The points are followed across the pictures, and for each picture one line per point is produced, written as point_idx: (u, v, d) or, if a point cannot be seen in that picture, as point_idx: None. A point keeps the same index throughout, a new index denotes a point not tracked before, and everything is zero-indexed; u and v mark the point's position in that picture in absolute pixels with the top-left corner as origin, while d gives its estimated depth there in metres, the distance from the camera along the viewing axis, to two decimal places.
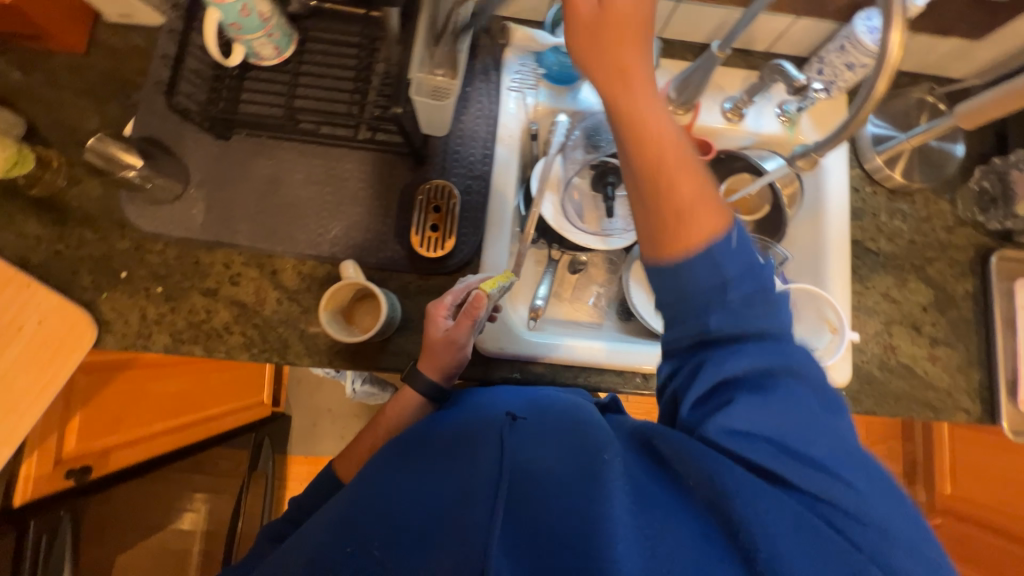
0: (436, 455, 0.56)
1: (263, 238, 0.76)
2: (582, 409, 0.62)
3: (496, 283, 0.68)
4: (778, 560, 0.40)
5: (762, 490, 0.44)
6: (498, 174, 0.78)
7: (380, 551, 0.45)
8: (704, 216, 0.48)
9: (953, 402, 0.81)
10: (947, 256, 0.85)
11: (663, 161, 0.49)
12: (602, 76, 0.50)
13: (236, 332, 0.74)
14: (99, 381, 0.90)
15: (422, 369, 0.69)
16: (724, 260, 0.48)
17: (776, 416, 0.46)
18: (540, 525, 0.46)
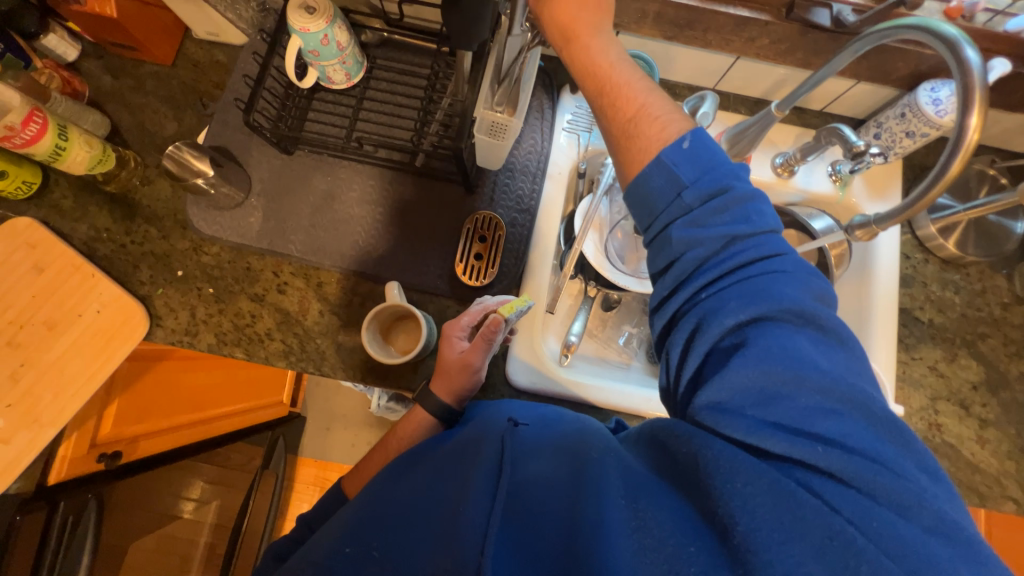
0: (442, 461, 0.57)
1: (314, 251, 0.79)
2: (582, 420, 0.64)
3: (515, 307, 0.67)
4: (755, 535, 0.41)
5: (739, 461, 0.45)
6: (545, 212, 0.81)
7: (379, 551, 0.47)
8: (649, 120, 0.56)
9: (1002, 490, 0.76)
10: (1001, 334, 0.82)
11: (609, 82, 0.58)
12: (552, 33, 0.59)
13: (277, 339, 0.76)
14: (139, 369, 0.94)
15: (434, 390, 0.69)
16: (678, 164, 0.53)
17: (759, 375, 0.46)
18: (534, 525, 0.48)
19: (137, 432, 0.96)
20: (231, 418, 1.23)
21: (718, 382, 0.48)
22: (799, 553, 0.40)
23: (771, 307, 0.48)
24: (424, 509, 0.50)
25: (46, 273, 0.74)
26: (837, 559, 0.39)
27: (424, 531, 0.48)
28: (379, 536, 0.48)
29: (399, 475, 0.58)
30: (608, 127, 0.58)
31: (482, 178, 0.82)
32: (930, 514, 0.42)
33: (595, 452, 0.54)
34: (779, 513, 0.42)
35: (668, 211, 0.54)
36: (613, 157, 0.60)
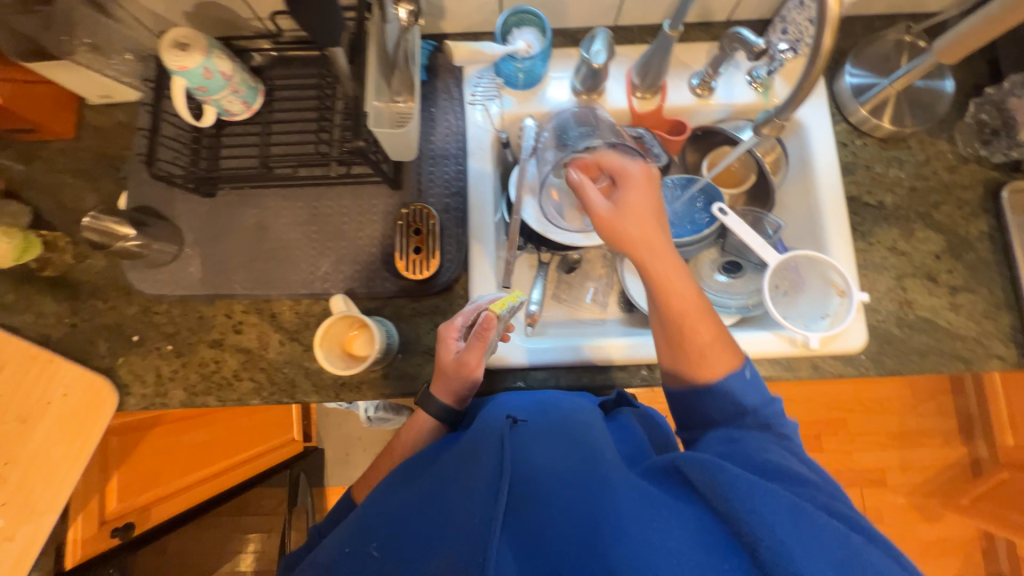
0: (442, 470, 0.57)
1: (259, 284, 0.78)
2: (583, 409, 0.66)
3: (506, 303, 0.67)
4: (778, 551, 0.43)
5: (755, 486, 0.47)
6: (474, 191, 0.80)
7: (379, 552, 0.51)
8: (719, 355, 0.63)
9: (985, 350, 0.76)
10: (953, 198, 0.81)
11: (682, 313, 0.65)
12: (625, 247, 0.66)
13: (245, 379, 0.77)
14: (132, 442, 0.95)
15: (436, 394, 0.70)
16: (740, 392, 0.62)
17: (776, 464, 0.54)
18: (545, 530, 0.47)
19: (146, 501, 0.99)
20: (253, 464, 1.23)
21: (733, 447, 0.57)
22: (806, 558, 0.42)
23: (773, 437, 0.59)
24: (422, 516, 0.52)
25: (5, 370, 0.74)
26: (829, 553, 0.43)
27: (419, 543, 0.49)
28: (386, 551, 0.51)
29: (396, 482, 0.59)
30: (678, 352, 0.65)
31: (405, 172, 0.81)
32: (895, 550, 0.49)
33: (602, 451, 0.56)
34: (790, 519, 0.45)
35: (725, 420, 0.62)
36: (670, 369, 0.67)
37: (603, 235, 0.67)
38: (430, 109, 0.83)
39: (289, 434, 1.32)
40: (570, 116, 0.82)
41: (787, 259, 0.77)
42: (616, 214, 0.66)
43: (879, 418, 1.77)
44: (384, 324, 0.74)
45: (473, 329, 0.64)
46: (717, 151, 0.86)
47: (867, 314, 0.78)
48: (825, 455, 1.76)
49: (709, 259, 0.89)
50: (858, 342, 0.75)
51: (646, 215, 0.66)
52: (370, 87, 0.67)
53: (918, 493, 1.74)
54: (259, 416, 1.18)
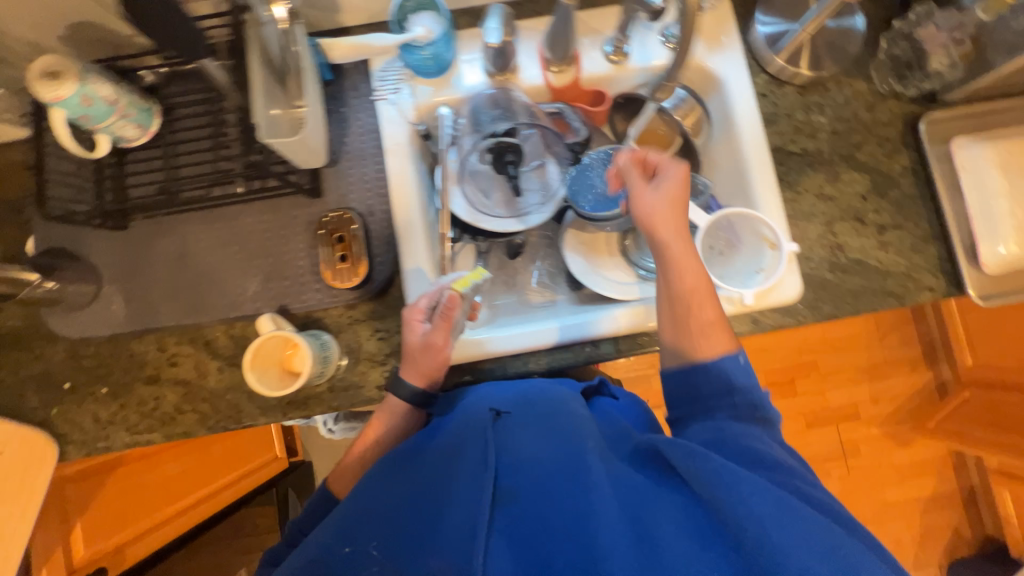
0: (433, 467, 0.63)
1: (186, 313, 0.76)
2: (562, 402, 0.71)
3: (468, 281, 0.74)
4: (758, 532, 0.47)
5: (739, 476, 0.52)
6: (397, 187, 0.77)
7: (378, 551, 0.55)
8: (721, 335, 0.68)
9: (916, 283, 0.78)
10: (874, 136, 0.82)
11: (695, 287, 0.68)
12: (653, 220, 0.70)
13: (188, 411, 0.75)
14: (91, 488, 0.93)
15: (406, 377, 0.72)
16: (736, 373, 0.65)
17: (759, 450, 0.58)
18: (531, 516, 0.54)
19: (120, 541, 0.97)
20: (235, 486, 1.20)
21: (713, 430, 0.61)
22: (767, 518, 0.48)
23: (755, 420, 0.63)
24: (417, 509, 0.58)
25: None
26: (790, 519, 0.48)
27: (414, 536, 0.55)
28: (389, 546, 0.55)
29: (388, 474, 0.64)
30: (686, 321, 0.68)
31: (323, 179, 0.78)
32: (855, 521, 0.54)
33: (579, 437, 0.63)
34: (754, 491, 0.50)
35: (715, 401, 0.65)
36: (668, 337, 0.70)
37: (638, 209, 0.71)
38: (340, 110, 0.80)
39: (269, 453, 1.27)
40: (484, 99, 0.81)
41: (717, 219, 0.78)
42: (659, 191, 0.70)
43: (848, 356, 1.82)
44: (317, 337, 0.71)
45: (438, 309, 0.70)
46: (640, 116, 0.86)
47: (800, 263, 0.79)
48: (801, 398, 1.81)
49: None
50: (793, 292, 0.76)
51: (682, 197, 0.71)
52: (252, 96, 0.62)
53: (891, 422, 1.80)
54: (230, 440, 1.16)
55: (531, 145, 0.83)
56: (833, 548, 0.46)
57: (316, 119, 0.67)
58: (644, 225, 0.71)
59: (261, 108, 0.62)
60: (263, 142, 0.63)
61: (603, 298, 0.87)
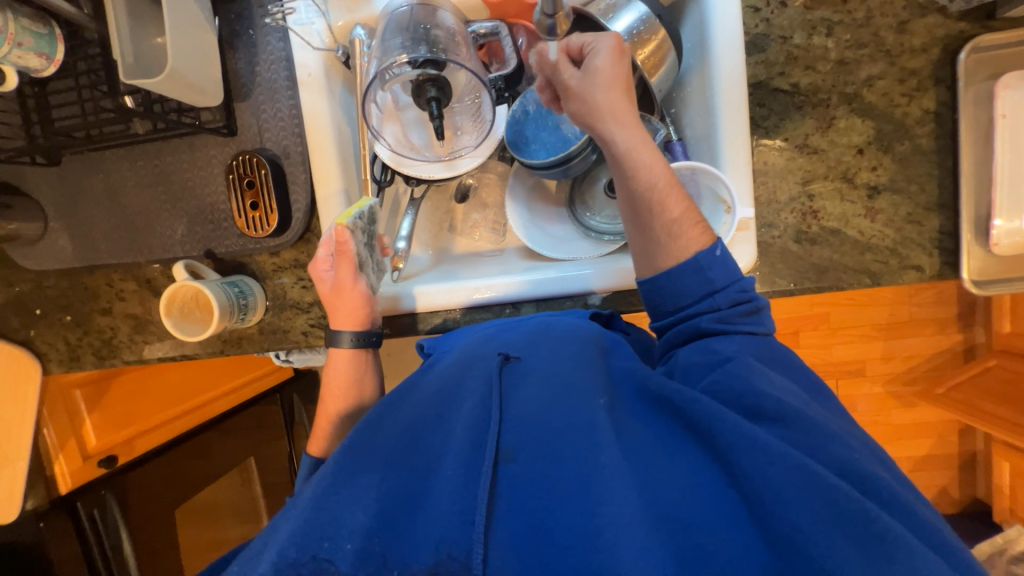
0: (427, 408, 0.57)
1: (122, 252, 0.78)
2: (573, 343, 0.61)
3: (352, 212, 0.66)
4: (786, 505, 0.41)
5: (763, 443, 0.44)
6: (310, 125, 0.71)
7: (377, 535, 0.46)
8: (694, 232, 0.59)
9: (901, 261, 0.65)
10: (897, 68, 0.63)
11: (657, 181, 0.58)
12: (604, 104, 0.59)
13: (140, 341, 0.82)
14: (96, 392, 1.08)
15: (341, 328, 0.70)
16: (710, 266, 0.58)
17: (784, 391, 0.51)
18: (536, 476, 0.47)
19: (131, 434, 1.13)
20: (233, 395, 1.37)
21: (729, 369, 0.52)
22: (791, 493, 0.42)
23: (761, 350, 0.57)
24: (409, 462, 0.51)
25: None
26: (818, 493, 0.42)
27: (404, 499, 0.48)
28: (381, 524, 0.46)
29: (383, 418, 0.57)
30: (651, 220, 0.59)
31: (236, 115, 0.72)
32: (895, 485, 0.46)
33: (590, 390, 0.53)
34: (774, 455, 0.44)
35: (697, 307, 0.58)
36: (636, 243, 0.62)
37: (573, 101, 0.61)
38: (248, 32, 0.71)
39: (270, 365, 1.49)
40: (405, 12, 0.66)
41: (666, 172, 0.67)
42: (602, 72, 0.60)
43: (869, 312, 1.65)
44: (235, 283, 0.73)
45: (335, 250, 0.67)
46: None
47: (759, 230, 0.67)
48: (804, 352, 1.70)
49: (603, 175, 0.83)
50: (746, 261, 0.66)
51: (626, 77, 0.60)
52: (110, 29, 0.55)
53: (898, 381, 1.68)
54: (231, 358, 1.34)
55: (464, 78, 0.70)
56: (867, 520, 0.40)
57: (185, 49, 0.58)
58: (588, 117, 0.60)
59: (123, 43, 0.56)
60: (126, 83, 0.55)
61: (537, 253, 0.82)
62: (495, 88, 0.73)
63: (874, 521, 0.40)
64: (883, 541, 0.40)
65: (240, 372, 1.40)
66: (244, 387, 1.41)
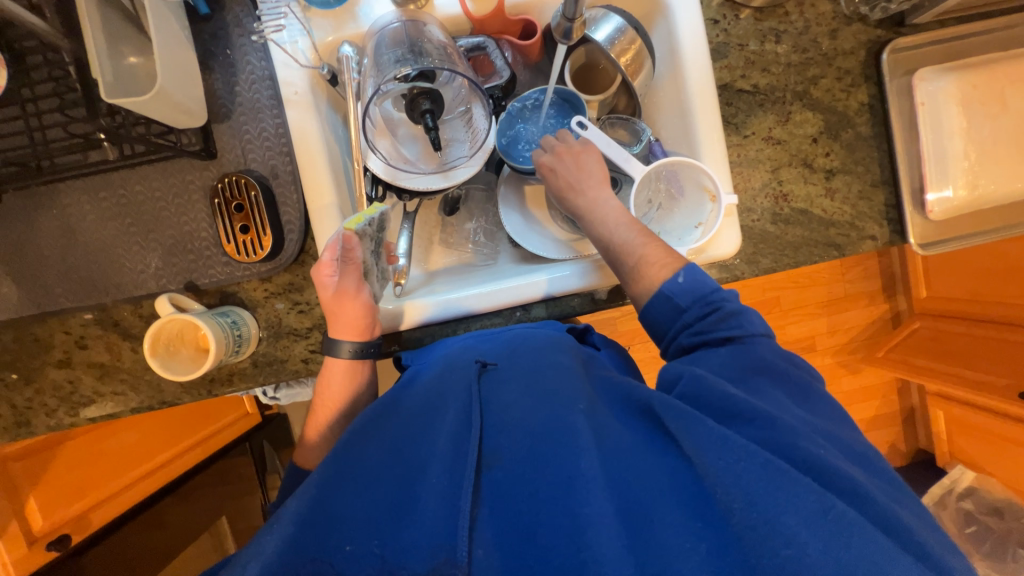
0: (408, 422, 0.55)
1: (83, 293, 0.70)
2: (554, 353, 0.62)
3: (361, 218, 0.63)
4: (751, 505, 0.41)
5: (729, 440, 0.45)
6: (299, 143, 0.68)
7: (351, 545, 0.44)
8: (655, 270, 0.63)
9: (859, 232, 0.75)
10: (834, 68, 0.74)
11: (611, 241, 0.67)
12: (559, 191, 0.72)
13: (108, 392, 0.73)
14: (40, 463, 0.94)
15: (341, 338, 0.68)
16: (676, 293, 0.61)
17: (759, 389, 0.53)
18: (517, 481, 0.47)
19: (85, 506, 1.00)
20: (202, 445, 1.24)
21: (692, 379, 0.53)
22: (758, 496, 0.42)
23: (748, 356, 0.56)
24: (396, 473, 0.50)
25: None
26: (783, 486, 0.42)
27: (391, 509, 0.47)
28: (375, 531, 0.45)
29: (367, 432, 0.55)
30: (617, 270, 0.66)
31: (214, 137, 0.69)
32: (870, 482, 0.46)
33: (573, 394, 0.54)
34: (747, 455, 0.44)
35: (674, 328, 0.61)
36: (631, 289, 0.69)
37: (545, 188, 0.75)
38: (225, 52, 0.69)
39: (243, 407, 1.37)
40: (395, 29, 0.67)
41: (651, 171, 0.71)
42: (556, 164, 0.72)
43: (811, 292, 1.83)
44: (228, 315, 0.69)
45: (342, 256, 0.63)
46: (573, 54, 0.79)
47: (741, 215, 0.74)
48: None
49: None
50: (730, 246, 0.71)
51: (582, 162, 0.71)
52: (88, 48, 0.54)
53: (844, 352, 1.87)
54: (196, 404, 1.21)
55: (452, 91, 0.72)
56: (823, 511, 0.41)
57: (170, 68, 0.58)
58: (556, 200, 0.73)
59: (101, 63, 0.55)
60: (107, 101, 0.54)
61: (533, 256, 0.83)
62: (492, 98, 0.76)
63: (833, 511, 0.41)
64: (843, 528, 0.40)
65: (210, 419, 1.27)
66: (213, 438, 1.27)
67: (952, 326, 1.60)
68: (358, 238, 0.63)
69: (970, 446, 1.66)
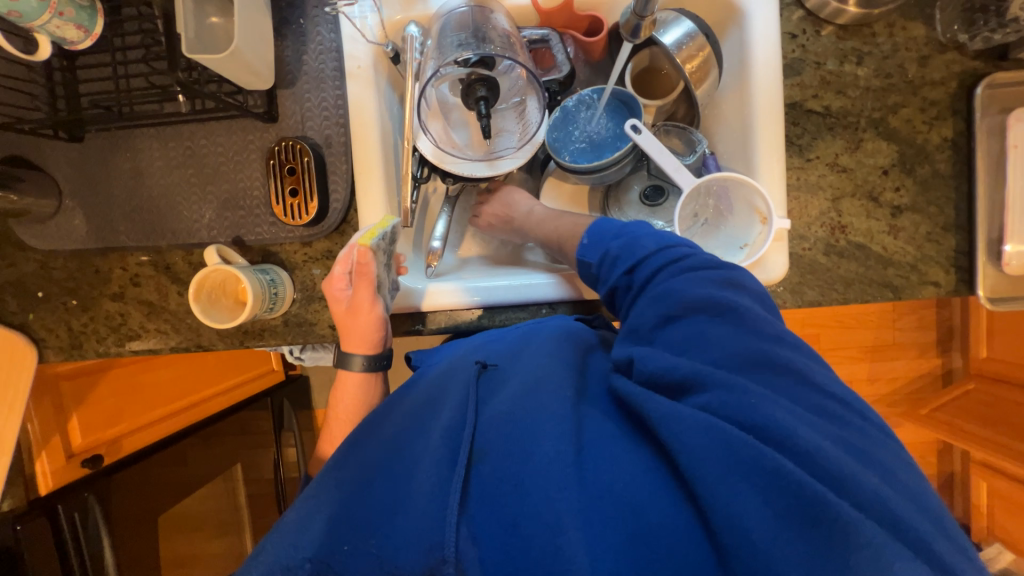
0: (407, 418, 0.56)
1: (144, 235, 0.75)
2: (545, 347, 0.61)
3: (375, 233, 0.63)
4: (728, 500, 0.39)
5: (694, 422, 0.43)
6: (356, 116, 0.70)
7: (347, 546, 0.44)
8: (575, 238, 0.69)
9: (920, 276, 0.69)
10: (918, 98, 0.68)
11: (548, 238, 0.75)
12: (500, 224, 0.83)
13: (152, 330, 0.77)
14: (87, 384, 1.00)
15: (353, 350, 0.69)
16: (587, 256, 0.64)
17: (684, 338, 0.50)
18: (495, 468, 0.45)
19: (117, 433, 1.07)
20: (224, 395, 1.30)
21: (638, 358, 0.51)
22: (743, 496, 0.39)
23: (668, 295, 0.53)
24: (389, 469, 0.50)
25: None
26: (769, 484, 0.39)
27: (384, 506, 0.46)
28: (370, 528, 0.45)
29: (370, 433, 0.56)
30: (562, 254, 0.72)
31: (278, 102, 0.72)
32: (870, 471, 0.40)
33: (557, 383, 0.53)
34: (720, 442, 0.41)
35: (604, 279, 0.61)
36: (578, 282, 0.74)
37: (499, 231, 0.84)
38: (299, 22, 0.71)
39: (268, 363, 1.43)
40: (462, 14, 0.68)
41: (701, 185, 0.69)
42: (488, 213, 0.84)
43: (856, 334, 1.72)
44: (267, 271, 0.72)
45: (354, 269, 0.63)
46: (637, 56, 0.77)
47: (791, 242, 0.70)
48: None
49: (636, 185, 0.84)
50: (777, 271, 0.68)
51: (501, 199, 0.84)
52: (177, 4, 0.58)
53: (883, 403, 1.75)
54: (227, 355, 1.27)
55: (509, 81, 0.72)
56: (814, 515, 0.37)
57: (247, 31, 0.61)
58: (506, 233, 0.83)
59: (187, 20, 0.58)
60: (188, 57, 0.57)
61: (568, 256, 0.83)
62: (550, 92, 0.76)
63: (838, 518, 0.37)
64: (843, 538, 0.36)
65: (237, 371, 1.33)
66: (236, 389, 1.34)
67: (1010, 394, 1.47)
68: (373, 253, 0.62)
69: (1012, 526, 1.53)
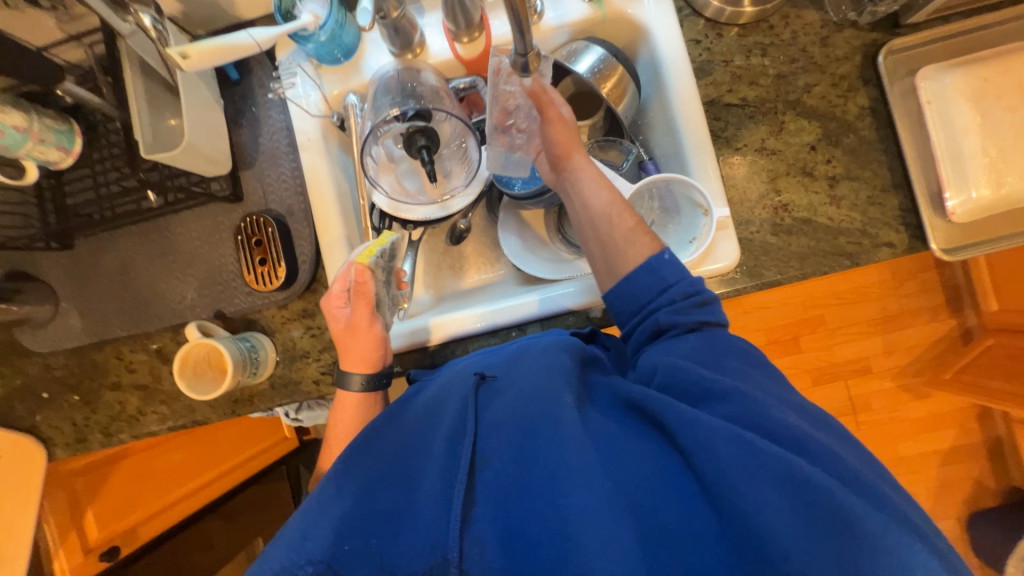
0: (406, 431, 0.55)
1: (133, 323, 0.80)
2: (550, 350, 0.59)
3: (373, 250, 0.67)
4: (742, 502, 0.41)
5: (718, 432, 0.43)
6: (312, 182, 0.76)
7: (349, 544, 0.46)
8: (645, 239, 0.61)
9: (873, 240, 0.70)
10: (828, 75, 0.72)
11: (610, 209, 0.64)
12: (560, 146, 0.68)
13: (149, 412, 0.81)
14: (98, 478, 1.03)
15: (350, 369, 0.68)
16: (662, 268, 0.59)
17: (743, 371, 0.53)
18: (509, 481, 0.47)
19: (134, 522, 1.09)
20: (238, 469, 1.31)
21: (669, 369, 0.52)
22: (757, 498, 0.40)
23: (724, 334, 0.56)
24: (391, 482, 0.51)
25: None
26: (788, 486, 0.41)
27: (391, 516, 0.48)
28: (374, 531, 0.47)
29: (372, 439, 0.56)
30: (609, 227, 0.63)
31: (242, 183, 0.78)
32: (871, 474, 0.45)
33: (563, 390, 0.52)
34: (727, 441, 0.43)
35: (654, 303, 0.58)
36: (591, 260, 0.66)
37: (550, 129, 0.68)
38: (251, 110, 0.79)
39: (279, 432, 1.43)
40: (393, 78, 0.75)
41: (642, 187, 0.72)
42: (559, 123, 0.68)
43: (861, 308, 1.69)
44: (249, 338, 0.76)
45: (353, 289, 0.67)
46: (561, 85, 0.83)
47: (738, 227, 0.72)
48: (807, 355, 1.70)
49: None
50: (727, 260, 0.69)
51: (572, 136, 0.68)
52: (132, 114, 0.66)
53: (906, 375, 1.68)
54: (237, 427, 1.28)
55: (450, 127, 0.77)
56: (805, 499, 0.40)
57: (197, 126, 0.69)
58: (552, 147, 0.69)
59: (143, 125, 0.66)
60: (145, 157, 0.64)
61: (534, 278, 0.86)
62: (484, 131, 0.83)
63: (835, 507, 0.40)
64: (835, 525, 0.40)
65: (249, 443, 1.34)
66: (250, 462, 1.34)
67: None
68: (369, 271, 0.66)
69: None
